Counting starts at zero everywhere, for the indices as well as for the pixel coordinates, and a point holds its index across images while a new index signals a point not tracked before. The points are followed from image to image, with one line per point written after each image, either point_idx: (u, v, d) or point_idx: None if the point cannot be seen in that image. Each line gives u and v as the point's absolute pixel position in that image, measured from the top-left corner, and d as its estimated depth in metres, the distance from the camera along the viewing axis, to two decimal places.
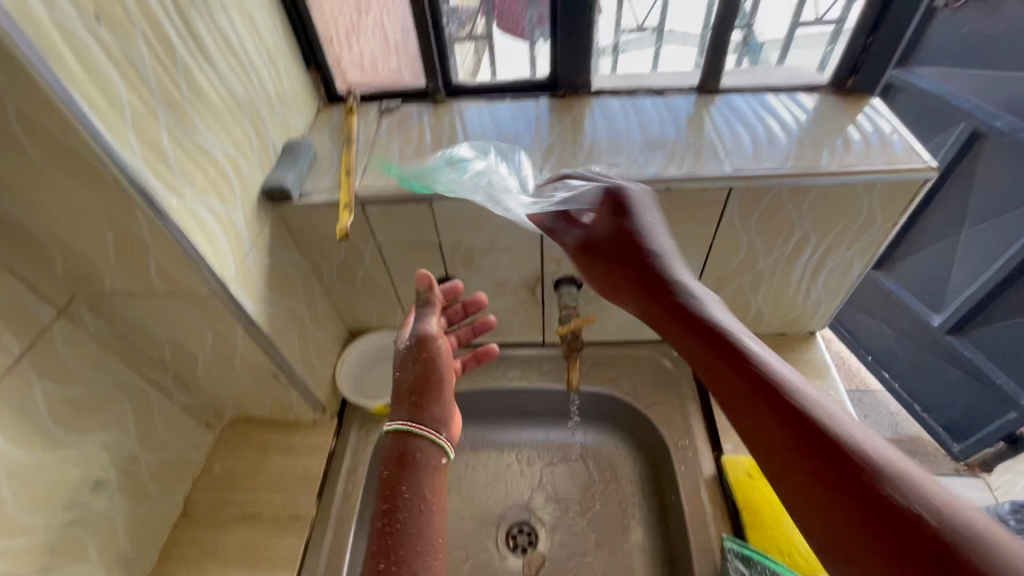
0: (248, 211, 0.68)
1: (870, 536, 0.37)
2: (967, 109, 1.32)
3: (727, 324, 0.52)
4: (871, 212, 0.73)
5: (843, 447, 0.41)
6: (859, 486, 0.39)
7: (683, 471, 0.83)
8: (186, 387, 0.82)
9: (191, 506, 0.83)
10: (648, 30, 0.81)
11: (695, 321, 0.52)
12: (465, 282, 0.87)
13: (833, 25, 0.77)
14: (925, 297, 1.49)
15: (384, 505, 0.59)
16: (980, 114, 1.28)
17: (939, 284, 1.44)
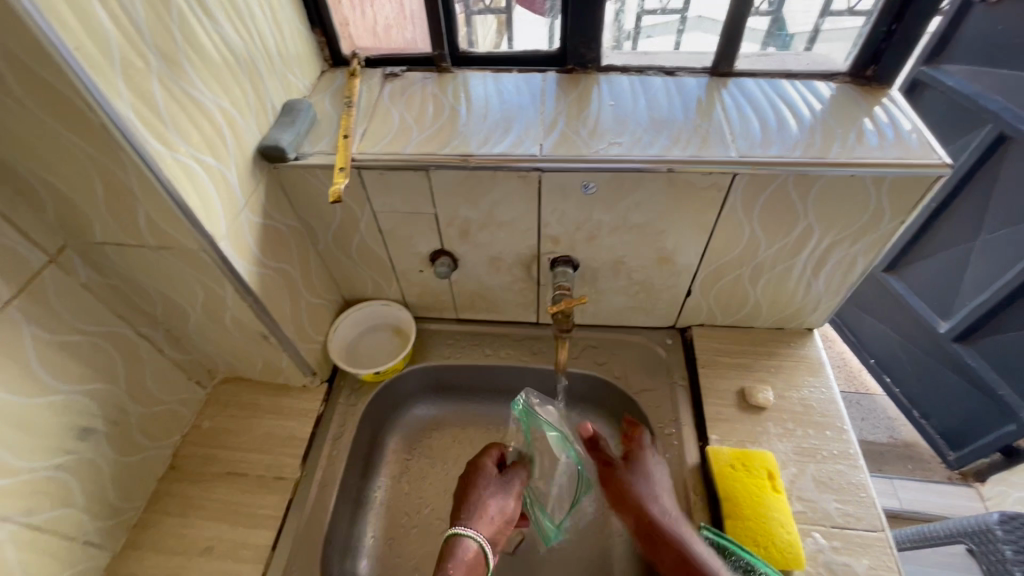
0: (242, 171, 0.68)
1: (674, 552, 0.70)
2: (995, 110, 1.27)
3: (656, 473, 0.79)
4: (879, 207, 0.71)
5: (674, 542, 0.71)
6: (662, 535, 0.72)
7: (666, 457, 0.83)
8: (178, 344, 0.83)
9: (180, 459, 0.85)
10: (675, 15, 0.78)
11: (629, 471, 0.79)
12: (460, 255, 0.86)
13: (863, 18, 0.73)
14: (934, 303, 1.46)
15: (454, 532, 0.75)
16: (1008, 117, 1.24)
17: (950, 289, 1.41)
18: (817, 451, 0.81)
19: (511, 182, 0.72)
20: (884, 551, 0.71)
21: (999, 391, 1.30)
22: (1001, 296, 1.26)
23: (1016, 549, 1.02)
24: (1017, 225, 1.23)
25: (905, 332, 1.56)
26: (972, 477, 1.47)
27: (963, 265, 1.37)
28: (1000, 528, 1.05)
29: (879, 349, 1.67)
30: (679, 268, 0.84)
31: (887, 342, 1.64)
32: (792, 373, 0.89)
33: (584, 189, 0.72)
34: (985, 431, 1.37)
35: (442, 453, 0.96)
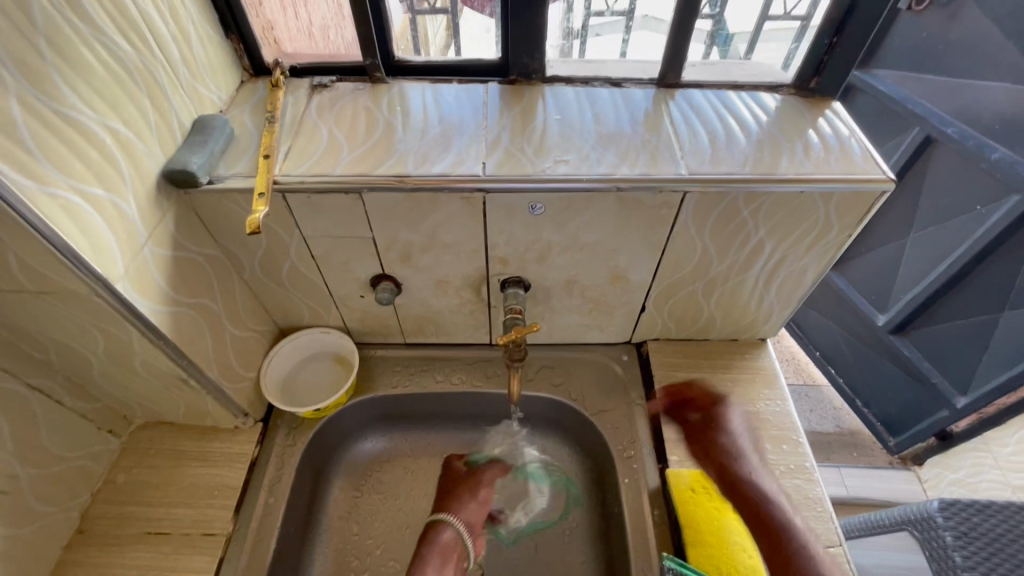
0: (142, 198, 0.59)
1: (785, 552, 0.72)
2: (920, 113, 1.31)
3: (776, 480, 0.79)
4: (826, 221, 0.71)
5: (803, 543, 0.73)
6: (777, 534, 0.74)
7: (627, 483, 0.80)
8: (82, 392, 0.73)
9: (90, 520, 0.75)
10: (621, 14, 0.75)
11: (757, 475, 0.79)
12: (403, 279, 0.80)
13: (799, 22, 0.72)
14: (871, 296, 1.51)
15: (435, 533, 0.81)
16: (932, 120, 1.28)
17: (887, 284, 1.46)
18: (775, 467, 0.80)
19: (453, 204, 0.67)
20: (842, 567, 0.71)
21: (933, 377, 1.36)
22: (933, 290, 1.31)
23: (956, 535, 1.03)
24: (944, 224, 1.29)
25: (846, 326, 1.61)
26: (910, 461, 1.53)
27: (897, 264, 1.43)
28: (940, 515, 1.07)
29: (823, 343, 1.72)
30: (632, 285, 0.81)
31: (830, 337, 1.69)
32: (747, 386, 0.89)
33: (532, 209, 0.68)
34: (923, 417, 1.43)
35: (393, 489, 0.90)
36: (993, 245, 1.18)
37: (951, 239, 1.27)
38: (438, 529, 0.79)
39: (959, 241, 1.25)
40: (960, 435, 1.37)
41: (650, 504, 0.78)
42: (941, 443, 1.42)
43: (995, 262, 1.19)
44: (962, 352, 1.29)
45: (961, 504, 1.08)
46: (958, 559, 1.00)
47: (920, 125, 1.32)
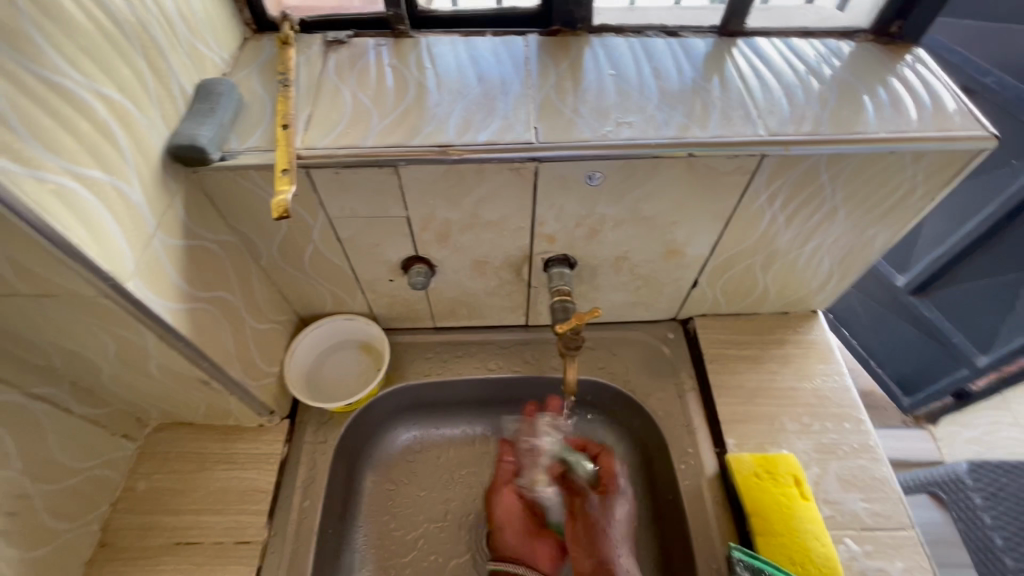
0: (146, 178, 0.51)
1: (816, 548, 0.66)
2: (957, 63, 1.11)
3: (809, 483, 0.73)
4: (912, 183, 0.64)
5: (831, 544, 0.67)
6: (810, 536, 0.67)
7: (683, 469, 0.76)
8: (92, 397, 0.66)
9: (113, 532, 0.70)
10: None
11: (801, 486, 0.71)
12: (437, 261, 0.72)
13: None
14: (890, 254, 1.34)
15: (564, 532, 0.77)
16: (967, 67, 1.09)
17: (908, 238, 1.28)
18: (838, 447, 0.76)
19: (502, 177, 0.59)
20: (916, 550, 0.68)
21: (953, 338, 1.22)
22: (957, 251, 1.16)
23: (985, 497, 1.01)
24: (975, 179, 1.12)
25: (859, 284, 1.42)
26: (923, 420, 1.34)
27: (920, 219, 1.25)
28: (970, 477, 1.02)
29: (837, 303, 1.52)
30: (688, 260, 0.75)
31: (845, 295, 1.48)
32: (803, 362, 0.84)
33: (589, 179, 0.60)
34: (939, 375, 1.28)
35: (428, 482, 0.85)
36: None
37: (978, 197, 1.11)
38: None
39: (987, 198, 1.09)
40: (979, 394, 1.21)
41: (710, 490, 0.74)
42: (957, 402, 1.26)
43: None
44: (988, 313, 1.15)
45: (991, 464, 1.03)
46: (988, 520, 0.98)
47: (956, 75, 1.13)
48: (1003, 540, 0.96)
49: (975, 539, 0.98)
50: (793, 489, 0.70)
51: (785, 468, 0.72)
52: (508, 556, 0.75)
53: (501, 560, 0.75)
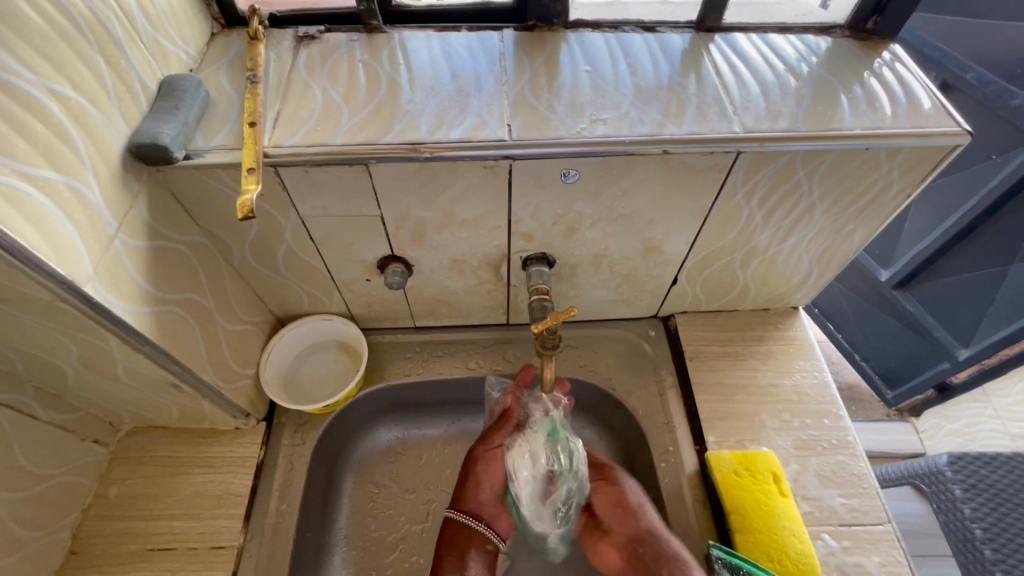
0: (104, 177, 0.49)
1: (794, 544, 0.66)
2: (937, 58, 1.12)
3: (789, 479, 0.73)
4: (888, 179, 0.64)
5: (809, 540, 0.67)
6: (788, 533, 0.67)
7: (664, 467, 0.76)
8: (59, 402, 0.65)
9: (84, 539, 0.68)
10: None
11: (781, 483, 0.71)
12: (414, 260, 0.71)
13: None
14: (873, 249, 1.35)
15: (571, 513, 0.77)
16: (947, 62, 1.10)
17: (890, 234, 1.29)
18: (817, 443, 0.76)
19: (476, 175, 0.59)
20: (893, 545, 0.69)
21: (935, 332, 1.23)
22: (938, 246, 1.17)
23: (965, 489, 1.00)
24: (955, 174, 1.13)
25: (842, 279, 1.43)
26: (907, 413, 1.37)
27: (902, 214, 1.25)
28: (950, 470, 1.02)
29: (820, 298, 1.53)
30: (667, 257, 0.74)
31: (828, 290, 1.49)
32: (783, 358, 0.84)
33: (565, 177, 0.59)
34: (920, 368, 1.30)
35: (410, 482, 0.84)
36: (1005, 199, 1.04)
37: (959, 192, 1.12)
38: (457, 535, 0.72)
39: (970, 193, 1.10)
40: (959, 387, 1.24)
41: (691, 487, 0.74)
42: (940, 395, 1.28)
43: (1009, 215, 1.04)
44: (968, 308, 1.16)
45: (970, 455, 1.04)
46: (967, 511, 0.98)
47: (936, 70, 1.14)
48: (983, 530, 0.95)
49: (954, 531, 0.98)
50: (772, 486, 0.70)
51: (765, 465, 0.72)
52: (469, 511, 0.73)
53: (459, 511, 0.73)
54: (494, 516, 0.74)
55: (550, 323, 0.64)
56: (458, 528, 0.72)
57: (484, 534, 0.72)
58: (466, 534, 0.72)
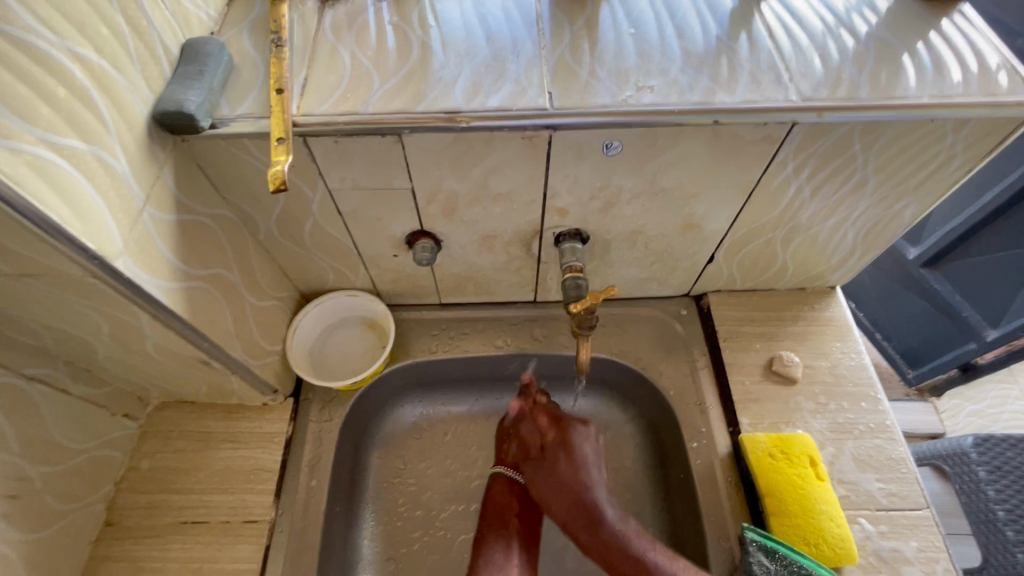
0: (131, 148, 0.47)
1: (832, 527, 0.66)
2: None
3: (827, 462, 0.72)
4: (951, 152, 0.60)
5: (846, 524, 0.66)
6: (826, 516, 0.66)
7: (696, 448, 0.75)
8: (90, 377, 0.64)
9: (118, 511, 0.69)
10: None
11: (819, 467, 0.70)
12: (443, 235, 0.69)
13: None
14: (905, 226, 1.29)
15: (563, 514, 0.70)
16: None
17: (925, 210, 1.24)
18: (854, 427, 0.74)
19: (514, 146, 0.56)
20: (932, 530, 0.67)
21: (962, 311, 1.19)
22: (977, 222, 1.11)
23: (989, 470, 0.98)
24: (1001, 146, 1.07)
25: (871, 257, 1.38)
26: (928, 393, 1.33)
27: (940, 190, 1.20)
28: (975, 451, 1.00)
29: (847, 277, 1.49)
30: (706, 234, 0.71)
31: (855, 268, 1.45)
32: (820, 339, 0.81)
33: (606, 148, 0.56)
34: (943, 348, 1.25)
35: (436, 459, 0.84)
36: None
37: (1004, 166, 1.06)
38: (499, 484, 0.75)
39: (1015, 165, 1.04)
40: (985, 367, 1.19)
41: (723, 470, 0.73)
42: (963, 375, 1.23)
43: None
44: (1002, 287, 1.11)
45: (994, 437, 1.00)
46: (991, 493, 0.96)
47: None
48: (1006, 512, 0.94)
49: (976, 512, 0.97)
50: (809, 470, 0.69)
51: (804, 448, 0.70)
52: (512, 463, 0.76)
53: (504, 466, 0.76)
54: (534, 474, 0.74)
55: (591, 300, 0.62)
56: (503, 480, 0.75)
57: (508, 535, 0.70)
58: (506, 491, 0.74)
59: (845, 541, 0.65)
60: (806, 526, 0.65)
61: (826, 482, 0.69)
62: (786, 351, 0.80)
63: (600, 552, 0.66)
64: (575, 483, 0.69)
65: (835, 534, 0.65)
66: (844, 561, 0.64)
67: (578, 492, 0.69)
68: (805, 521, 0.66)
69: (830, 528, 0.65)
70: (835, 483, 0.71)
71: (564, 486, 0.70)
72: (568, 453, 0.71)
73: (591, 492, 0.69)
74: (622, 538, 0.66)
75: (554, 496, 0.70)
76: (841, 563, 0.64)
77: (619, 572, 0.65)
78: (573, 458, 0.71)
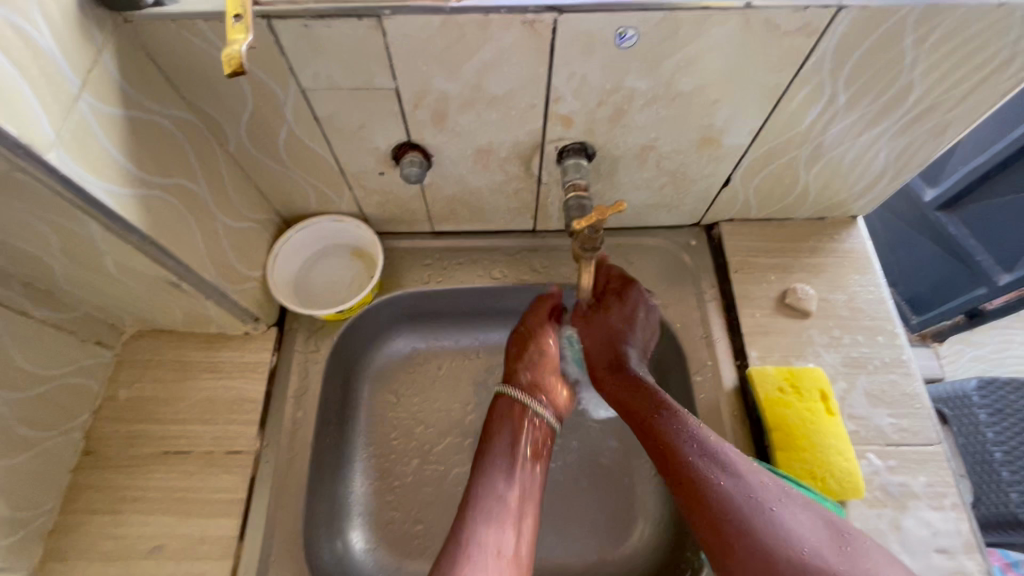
0: (56, 19, 0.40)
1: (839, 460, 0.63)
2: None
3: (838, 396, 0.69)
4: (1013, 51, 0.52)
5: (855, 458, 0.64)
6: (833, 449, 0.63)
7: (701, 382, 0.71)
8: (53, 300, 0.59)
9: (97, 440, 0.66)
10: None
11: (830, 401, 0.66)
12: (433, 149, 0.62)
13: None
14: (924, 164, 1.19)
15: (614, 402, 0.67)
16: None
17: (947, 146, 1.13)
18: (868, 362, 0.71)
19: (513, 34, 0.48)
20: (942, 466, 0.65)
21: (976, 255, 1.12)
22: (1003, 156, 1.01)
23: (990, 413, 0.96)
24: None
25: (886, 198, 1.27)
26: (931, 338, 1.28)
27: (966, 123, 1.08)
28: (977, 394, 0.98)
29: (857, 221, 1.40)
30: (724, 152, 0.65)
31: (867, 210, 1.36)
32: (837, 272, 0.76)
33: (620, 38, 0.49)
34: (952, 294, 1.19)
35: (429, 392, 0.81)
36: None
37: None
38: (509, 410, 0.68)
39: None
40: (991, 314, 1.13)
41: (728, 404, 0.70)
42: (969, 320, 1.18)
43: None
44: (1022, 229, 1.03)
45: (1000, 380, 0.98)
46: (990, 435, 0.94)
47: None
48: (1003, 453, 0.93)
49: (971, 453, 0.95)
50: (820, 405, 0.66)
51: (815, 382, 0.67)
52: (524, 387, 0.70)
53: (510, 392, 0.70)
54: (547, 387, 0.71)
55: (592, 220, 0.56)
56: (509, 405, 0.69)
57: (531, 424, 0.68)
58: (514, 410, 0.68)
59: (853, 474, 0.62)
60: (812, 459, 0.63)
61: (836, 416, 0.66)
62: (801, 284, 0.75)
63: (647, 418, 0.62)
64: (616, 328, 0.70)
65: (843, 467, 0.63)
66: (851, 495, 0.62)
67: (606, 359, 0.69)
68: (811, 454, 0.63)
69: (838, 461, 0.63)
70: (845, 418, 0.68)
71: (608, 337, 0.70)
72: (602, 326, 0.71)
73: (624, 344, 0.69)
74: (655, 391, 0.64)
75: (597, 358, 0.71)
76: (848, 497, 0.62)
77: (640, 416, 0.63)
78: (628, 312, 0.70)
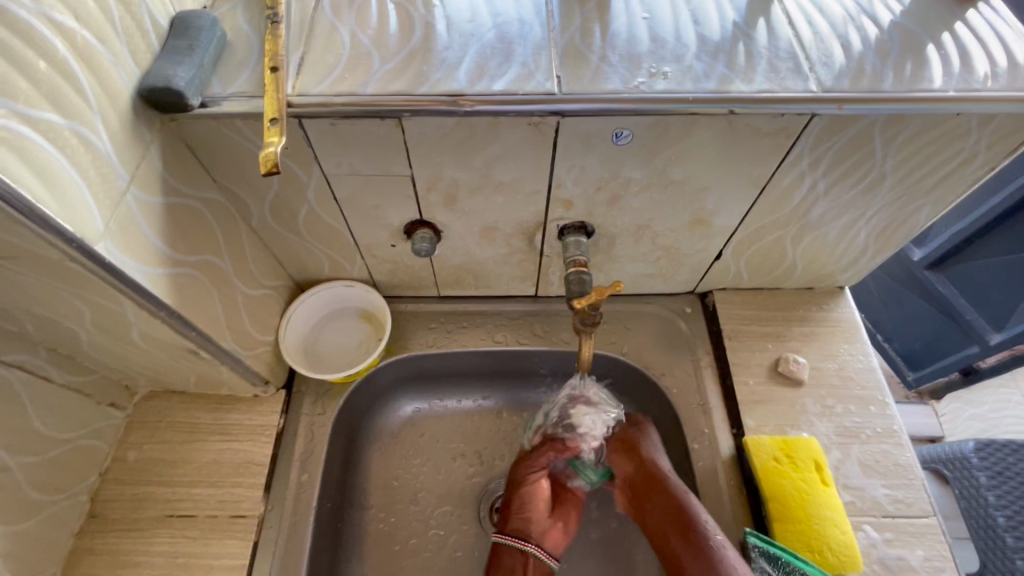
0: (113, 122, 0.44)
1: (839, 530, 0.64)
2: None
3: (833, 467, 0.70)
4: (973, 150, 0.58)
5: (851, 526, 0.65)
6: (831, 519, 0.65)
7: (698, 450, 0.73)
8: (75, 365, 0.62)
9: (103, 503, 0.67)
10: None
11: (825, 471, 0.68)
12: (443, 225, 0.67)
13: None
14: None
15: (631, 496, 0.71)
16: None
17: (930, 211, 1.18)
18: (861, 431, 0.73)
19: (520, 133, 0.53)
20: (938, 539, 0.66)
21: (965, 315, 1.14)
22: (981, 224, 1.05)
23: (990, 476, 0.95)
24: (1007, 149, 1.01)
25: None
26: (929, 396, 1.30)
27: None
28: (976, 456, 0.97)
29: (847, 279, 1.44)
30: (715, 230, 0.69)
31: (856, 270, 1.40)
32: (827, 341, 0.79)
33: (616, 137, 0.54)
34: (944, 351, 1.22)
35: (431, 454, 0.81)
36: None
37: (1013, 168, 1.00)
38: (507, 555, 0.68)
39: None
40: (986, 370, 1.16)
41: (725, 471, 0.71)
42: (964, 378, 1.21)
43: None
44: (1006, 292, 1.07)
45: (997, 442, 0.97)
46: (991, 498, 0.93)
47: None
48: (1006, 518, 0.91)
49: (976, 518, 0.94)
50: (816, 475, 0.67)
51: (811, 452, 0.68)
52: (515, 531, 0.69)
53: (505, 534, 0.69)
54: (546, 531, 0.69)
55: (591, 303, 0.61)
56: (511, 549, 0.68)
57: (534, 556, 0.68)
58: (518, 558, 0.67)
59: (852, 546, 0.63)
60: (813, 531, 0.64)
61: (832, 486, 0.67)
62: (793, 353, 0.78)
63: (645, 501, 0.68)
64: (638, 449, 0.71)
65: (842, 538, 0.64)
66: (848, 569, 0.62)
67: (643, 458, 0.70)
68: (810, 526, 0.64)
69: (837, 532, 0.64)
70: (841, 489, 0.69)
71: (631, 450, 0.71)
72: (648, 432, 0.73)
73: (651, 458, 0.70)
74: (671, 497, 0.66)
75: (628, 472, 0.71)
76: (846, 571, 0.62)
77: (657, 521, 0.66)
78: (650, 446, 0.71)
